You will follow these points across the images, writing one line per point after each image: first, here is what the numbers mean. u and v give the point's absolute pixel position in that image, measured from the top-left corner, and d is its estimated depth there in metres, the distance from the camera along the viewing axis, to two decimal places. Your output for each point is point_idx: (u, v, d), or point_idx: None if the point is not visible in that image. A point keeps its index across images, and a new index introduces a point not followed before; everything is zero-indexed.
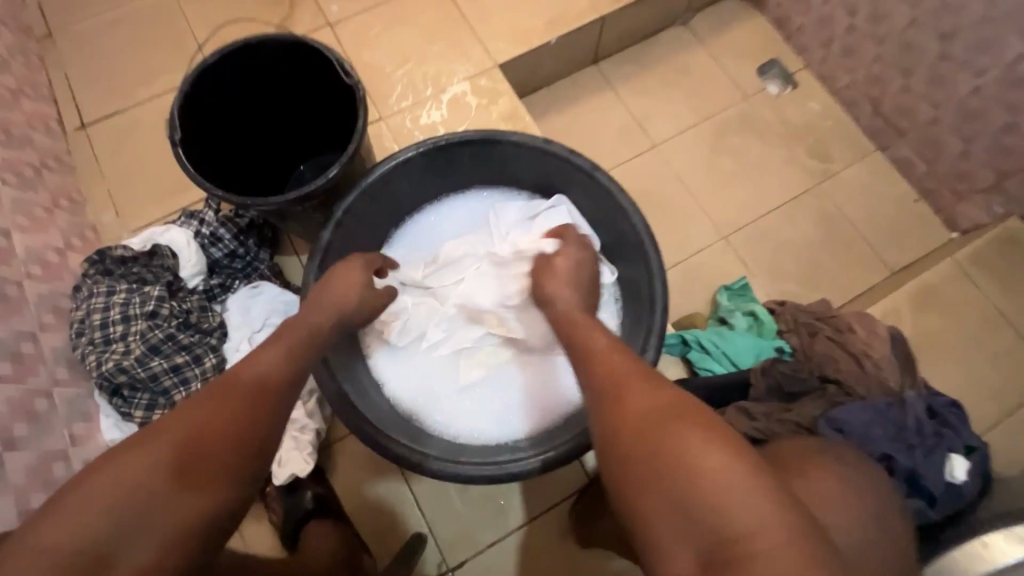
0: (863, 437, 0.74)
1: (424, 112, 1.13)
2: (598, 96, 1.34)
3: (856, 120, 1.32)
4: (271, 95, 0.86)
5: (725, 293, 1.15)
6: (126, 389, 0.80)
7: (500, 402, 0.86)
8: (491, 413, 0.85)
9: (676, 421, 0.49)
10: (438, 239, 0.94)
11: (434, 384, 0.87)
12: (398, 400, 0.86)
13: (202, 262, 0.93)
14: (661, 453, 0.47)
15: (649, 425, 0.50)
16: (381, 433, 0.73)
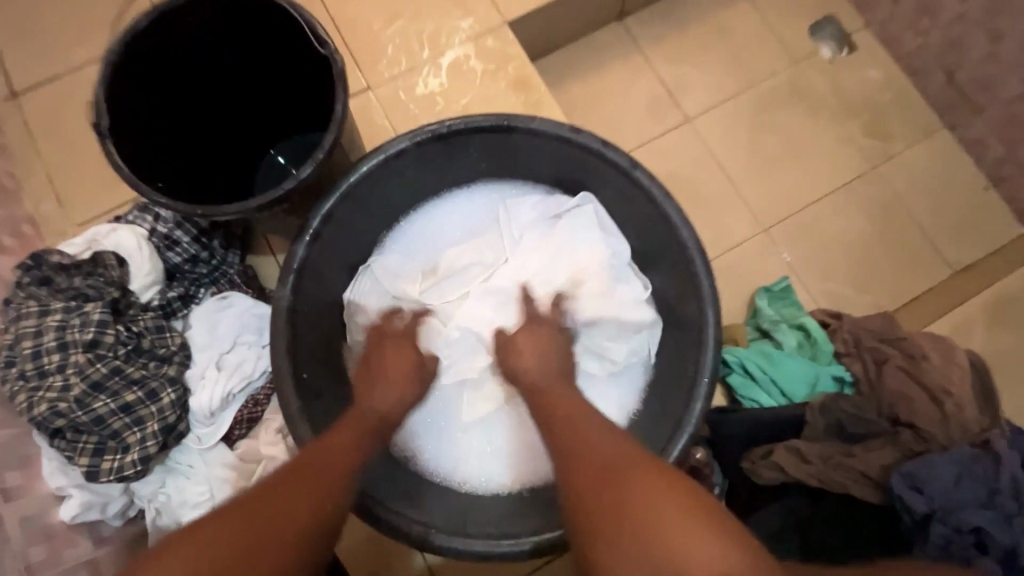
0: (948, 501, 0.62)
1: (420, 80, 0.94)
2: (623, 59, 1.15)
3: (922, 92, 1.14)
4: (226, 69, 0.69)
5: (765, 296, 1.00)
6: (67, 433, 0.68)
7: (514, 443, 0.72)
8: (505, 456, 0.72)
9: (642, 476, 0.46)
10: (435, 244, 0.77)
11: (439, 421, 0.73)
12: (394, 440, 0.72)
13: (158, 269, 0.77)
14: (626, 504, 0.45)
15: (618, 472, 0.48)
16: (374, 500, 0.62)
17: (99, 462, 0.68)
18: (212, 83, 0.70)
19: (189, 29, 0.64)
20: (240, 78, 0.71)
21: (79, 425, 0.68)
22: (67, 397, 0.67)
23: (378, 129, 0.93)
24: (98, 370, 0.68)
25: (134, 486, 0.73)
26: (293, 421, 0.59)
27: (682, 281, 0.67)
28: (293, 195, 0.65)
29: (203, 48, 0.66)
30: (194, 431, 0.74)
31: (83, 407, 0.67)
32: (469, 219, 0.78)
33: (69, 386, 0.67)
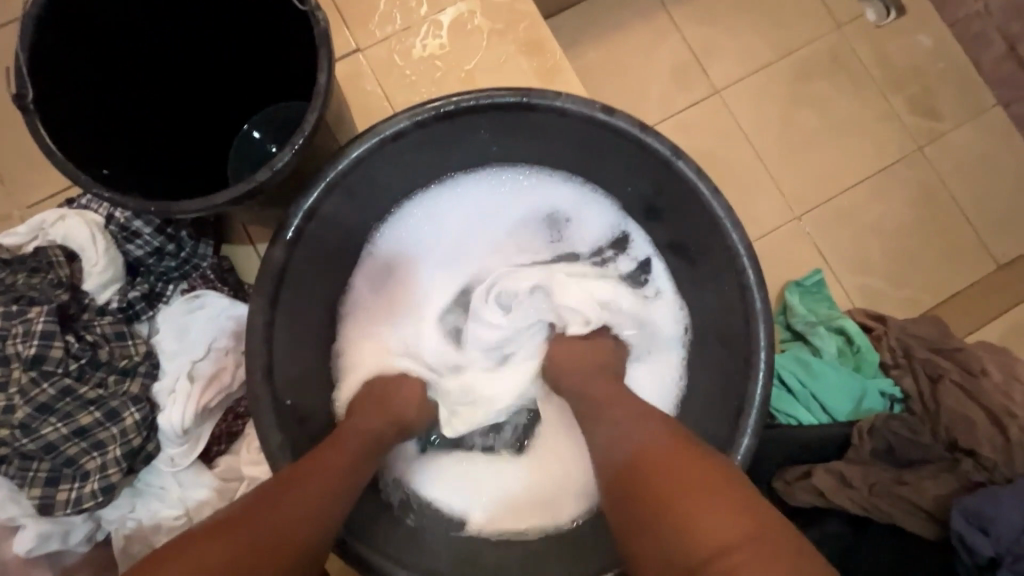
0: (1017, 544, 0.55)
1: (417, 41, 0.81)
2: (647, 19, 1.01)
3: (976, 63, 1.03)
4: (196, 50, 0.59)
5: (797, 291, 0.91)
6: (15, 459, 0.60)
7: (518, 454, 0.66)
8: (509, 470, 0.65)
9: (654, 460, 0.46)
10: (436, 242, 0.69)
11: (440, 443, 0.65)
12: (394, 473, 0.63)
13: (116, 266, 0.66)
14: (641, 484, 0.45)
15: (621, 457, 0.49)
16: (369, 547, 0.53)
17: (54, 492, 0.60)
18: (183, 71, 0.60)
19: (153, 13, 0.55)
20: (217, 65, 0.61)
21: (28, 452, 0.61)
22: (13, 420, 0.60)
23: (368, 98, 0.80)
24: (46, 392, 0.60)
25: (100, 511, 0.65)
26: (276, 458, 0.50)
27: (729, 292, 0.57)
28: (268, 188, 0.54)
29: (166, 25, 0.56)
30: (165, 452, 0.64)
31: (31, 432, 0.60)
32: (475, 214, 0.69)
33: (14, 409, 0.60)
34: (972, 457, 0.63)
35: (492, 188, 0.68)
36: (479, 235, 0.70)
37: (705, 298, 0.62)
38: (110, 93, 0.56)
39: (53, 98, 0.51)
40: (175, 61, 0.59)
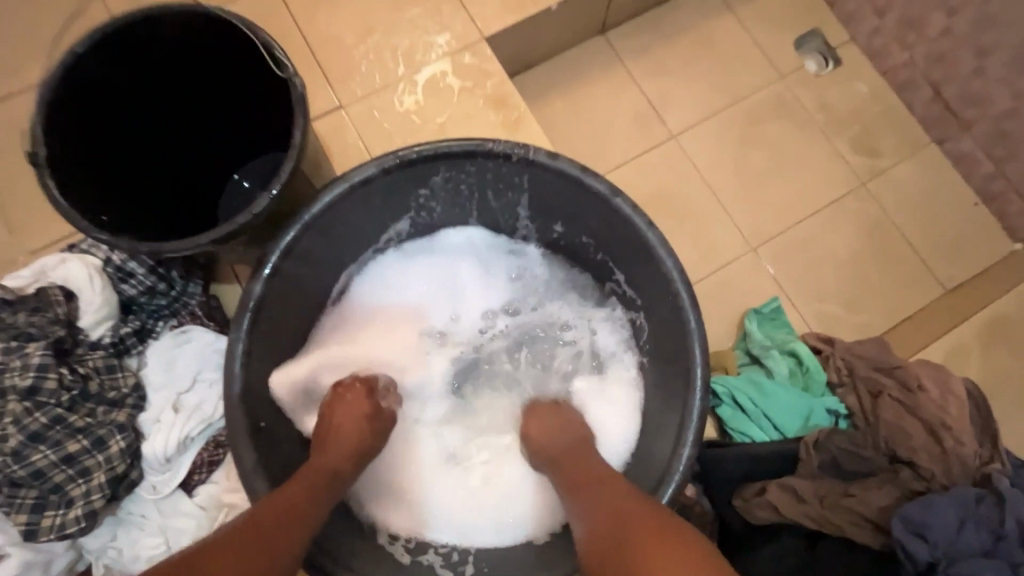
0: (951, 546, 0.59)
1: (396, 97, 0.90)
2: (607, 75, 1.11)
3: (910, 107, 1.12)
4: (209, 75, 0.65)
5: (755, 319, 0.97)
6: (4, 487, 0.64)
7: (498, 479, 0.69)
8: (491, 491, 0.68)
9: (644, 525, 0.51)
10: (432, 274, 0.74)
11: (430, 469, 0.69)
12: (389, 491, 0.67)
13: (110, 303, 0.72)
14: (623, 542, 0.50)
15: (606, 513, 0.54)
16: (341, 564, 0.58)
17: (40, 518, 0.63)
18: (206, 116, 0.68)
19: (179, 77, 0.64)
20: (224, 91, 0.66)
21: (17, 479, 0.64)
22: (4, 449, 0.63)
23: (349, 148, 0.89)
24: (37, 420, 0.63)
25: (82, 540, 0.68)
26: (247, 475, 0.55)
27: (669, 316, 0.63)
28: (249, 228, 0.60)
29: (188, 87, 0.65)
30: (148, 480, 0.68)
31: (21, 460, 0.63)
32: (461, 270, 0.75)
33: (6, 437, 0.63)
34: (910, 468, 0.67)
35: (495, 244, 0.75)
36: (470, 283, 0.75)
37: (650, 322, 0.67)
38: (126, 149, 0.65)
39: (64, 125, 0.58)
40: (197, 116, 0.68)
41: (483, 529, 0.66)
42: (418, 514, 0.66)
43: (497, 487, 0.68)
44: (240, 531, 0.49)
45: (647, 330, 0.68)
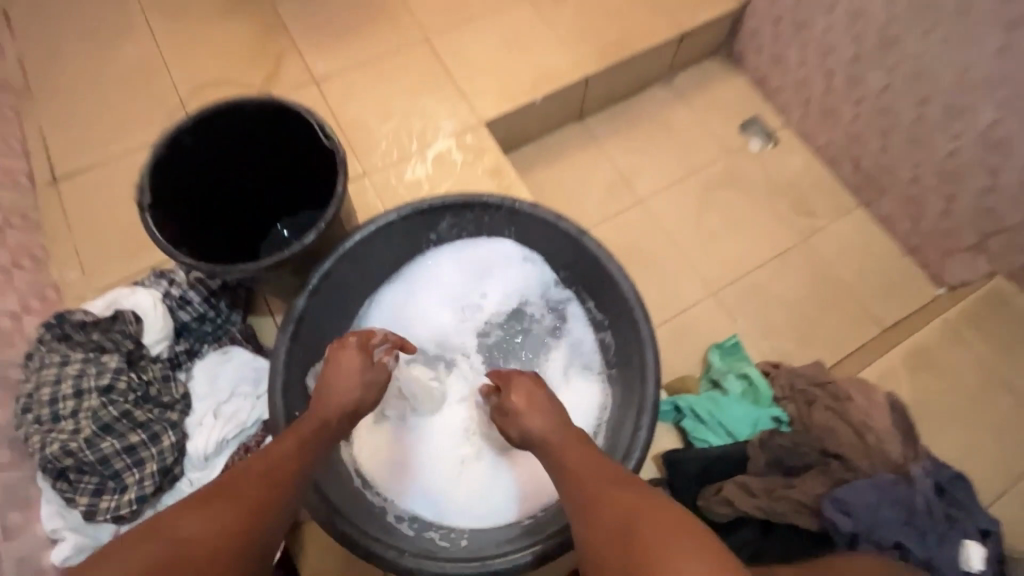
0: (871, 521, 0.71)
1: (409, 168, 1.15)
2: (584, 152, 1.34)
3: (839, 177, 1.33)
4: (272, 146, 0.84)
5: (717, 352, 1.12)
6: (71, 474, 0.74)
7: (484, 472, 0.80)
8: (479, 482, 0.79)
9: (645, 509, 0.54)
10: (444, 289, 0.89)
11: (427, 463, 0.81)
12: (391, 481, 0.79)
13: (169, 326, 0.87)
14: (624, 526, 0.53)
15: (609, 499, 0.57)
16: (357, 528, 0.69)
17: (98, 501, 0.74)
18: (266, 177, 0.87)
19: (249, 147, 0.83)
20: (281, 158, 0.85)
21: (84, 465, 0.74)
22: (78, 438, 0.74)
23: (371, 208, 1.13)
24: (109, 413, 0.75)
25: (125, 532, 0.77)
26: None
27: (628, 328, 0.78)
28: (297, 258, 0.78)
29: (255, 154, 0.84)
30: (187, 475, 0.79)
31: (91, 446, 0.74)
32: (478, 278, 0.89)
33: (80, 428, 0.74)
34: (840, 462, 0.78)
35: (511, 259, 0.88)
36: (486, 289, 0.89)
37: (613, 335, 0.83)
38: (202, 201, 0.83)
39: (162, 179, 0.76)
40: (259, 176, 0.86)
41: (471, 514, 0.78)
42: (417, 500, 0.78)
43: (484, 479, 0.80)
44: (225, 485, 0.56)
45: (612, 343, 0.83)
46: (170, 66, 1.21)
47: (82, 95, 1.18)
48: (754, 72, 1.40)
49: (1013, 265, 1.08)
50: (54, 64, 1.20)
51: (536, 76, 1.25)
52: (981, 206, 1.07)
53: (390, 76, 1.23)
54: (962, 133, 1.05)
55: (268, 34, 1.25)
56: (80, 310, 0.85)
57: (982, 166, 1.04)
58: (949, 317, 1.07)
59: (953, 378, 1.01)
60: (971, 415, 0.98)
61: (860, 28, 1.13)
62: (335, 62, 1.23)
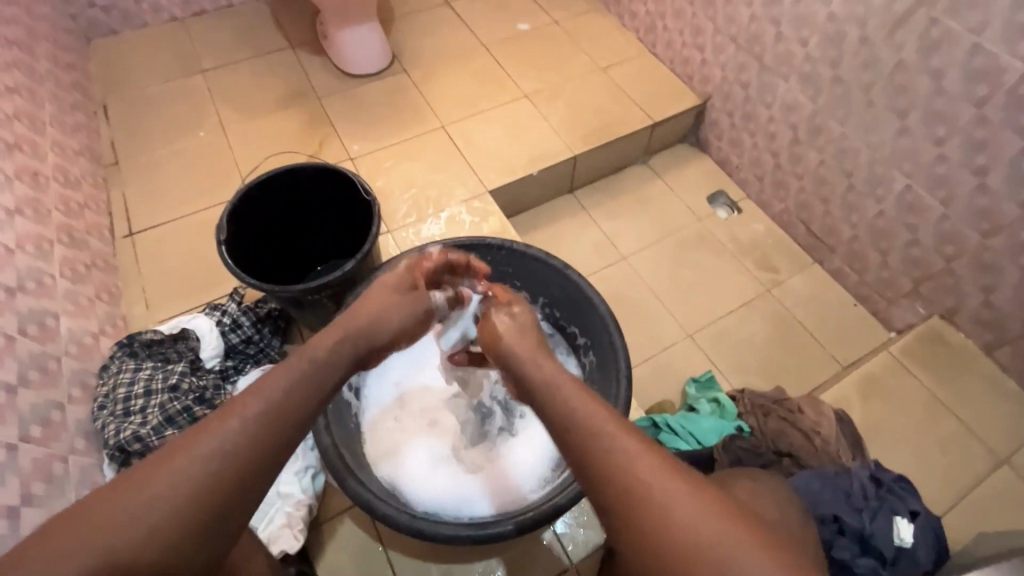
0: (814, 502, 0.80)
1: (426, 227, 1.39)
2: (575, 218, 1.57)
3: (794, 239, 1.53)
4: (321, 201, 1.06)
5: (693, 385, 1.27)
6: (136, 459, 0.87)
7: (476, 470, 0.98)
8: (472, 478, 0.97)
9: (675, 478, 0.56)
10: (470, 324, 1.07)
11: (430, 464, 0.98)
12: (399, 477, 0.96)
13: (220, 346, 1.05)
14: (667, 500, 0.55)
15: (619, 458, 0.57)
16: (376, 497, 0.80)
17: None
18: (312, 226, 1.08)
19: (303, 203, 1.05)
20: (328, 211, 1.07)
21: (148, 451, 0.87)
22: (146, 426, 0.88)
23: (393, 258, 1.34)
24: (174, 406, 0.91)
25: None
26: None
27: (606, 344, 0.95)
28: (336, 284, 0.97)
29: (306, 209, 1.06)
30: None
31: (157, 433, 0.88)
32: None
33: (149, 419, 0.89)
34: (791, 459, 0.94)
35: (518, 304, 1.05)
36: None
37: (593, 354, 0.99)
38: (261, 242, 1.04)
39: (236, 222, 0.97)
40: (308, 225, 1.08)
41: (467, 502, 0.94)
42: (423, 493, 0.95)
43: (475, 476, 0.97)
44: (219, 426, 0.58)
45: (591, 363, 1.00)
46: (233, 148, 1.48)
47: (159, 168, 1.44)
48: (716, 153, 1.66)
49: (944, 307, 1.24)
50: (139, 145, 1.48)
51: (532, 156, 1.51)
52: (909, 257, 1.26)
53: (414, 155, 1.50)
54: (883, 197, 1.25)
55: (315, 124, 1.54)
56: (149, 331, 1.03)
57: (904, 223, 1.23)
58: (893, 352, 1.21)
59: (900, 402, 1.15)
60: (917, 436, 1.11)
61: (793, 117, 1.38)
62: (368, 144, 1.51)
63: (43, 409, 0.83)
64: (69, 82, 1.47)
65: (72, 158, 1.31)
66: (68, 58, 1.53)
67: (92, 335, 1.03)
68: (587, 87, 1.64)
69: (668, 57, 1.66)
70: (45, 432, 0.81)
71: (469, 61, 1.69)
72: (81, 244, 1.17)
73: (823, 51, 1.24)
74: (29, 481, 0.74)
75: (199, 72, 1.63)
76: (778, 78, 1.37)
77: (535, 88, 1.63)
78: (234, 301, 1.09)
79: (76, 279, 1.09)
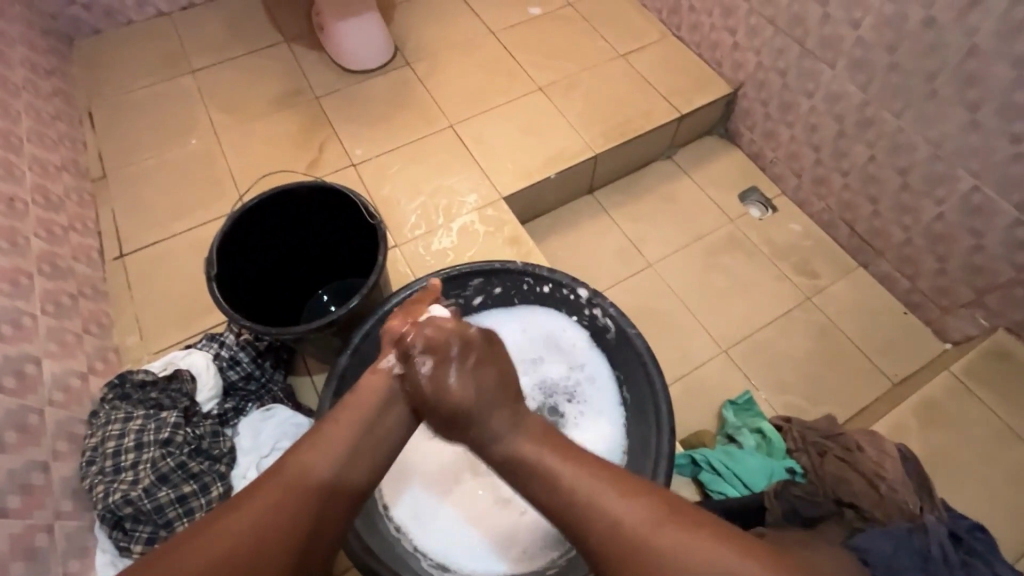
0: (889, 570, 0.71)
1: (436, 239, 1.28)
2: (595, 222, 1.45)
3: (837, 240, 1.40)
4: (321, 223, 0.95)
5: (730, 408, 1.17)
6: (129, 523, 0.82)
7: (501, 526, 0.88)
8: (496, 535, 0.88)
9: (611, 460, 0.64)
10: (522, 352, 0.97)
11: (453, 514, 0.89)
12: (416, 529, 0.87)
13: (218, 385, 0.96)
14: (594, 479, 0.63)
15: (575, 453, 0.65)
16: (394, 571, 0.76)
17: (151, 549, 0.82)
18: (312, 250, 0.98)
19: (299, 225, 0.95)
20: (328, 233, 0.97)
21: (140, 514, 0.83)
22: (137, 487, 0.83)
23: (402, 276, 1.24)
24: (167, 463, 0.85)
25: None
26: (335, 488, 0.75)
27: (642, 381, 0.86)
28: (340, 321, 0.88)
29: (305, 230, 0.96)
30: None
31: (149, 495, 0.83)
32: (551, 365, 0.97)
33: (141, 479, 0.84)
34: (855, 511, 0.85)
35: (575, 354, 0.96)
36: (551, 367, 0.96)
37: (631, 417, 0.89)
38: (256, 271, 0.94)
39: (225, 252, 0.87)
40: (308, 249, 0.98)
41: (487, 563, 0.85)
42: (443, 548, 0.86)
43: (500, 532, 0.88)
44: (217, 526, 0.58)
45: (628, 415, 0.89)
46: (226, 155, 1.38)
47: (147, 180, 1.34)
48: (748, 146, 1.52)
49: (1011, 320, 1.12)
50: (126, 154, 1.38)
51: (548, 157, 1.39)
52: (972, 264, 1.14)
53: (419, 159, 1.38)
54: (943, 199, 1.13)
55: (313, 126, 1.42)
56: (142, 369, 0.95)
57: (968, 228, 1.11)
58: (956, 372, 1.10)
59: (963, 430, 1.05)
60: (982, 468, 1.02)
61: (839, 109, 1.24)
62: (370, 147, 1.39)
63: (23, 474, 0.76)
64: (48, 89, 1.37)
65: (54, 175, 1.21)
66: (48, 62, 1.42)
67: (80, 376, 0.95)
68: (606, 76, 1.50)
69: (695, 41, 1.52)
70: (26, 501, 0.74)
71: (476, 50, 1.55)
72: (65, 272, 1.08)
73: (878, 34, 1.11)
74: (8, 563, 0.68)
75: (188, 72, 1.51)
76: (822, 65, 1.23)
77: (550, 80, 1.50)
78: (232, 332, 1.00)
79: (60, 313, 1.00)
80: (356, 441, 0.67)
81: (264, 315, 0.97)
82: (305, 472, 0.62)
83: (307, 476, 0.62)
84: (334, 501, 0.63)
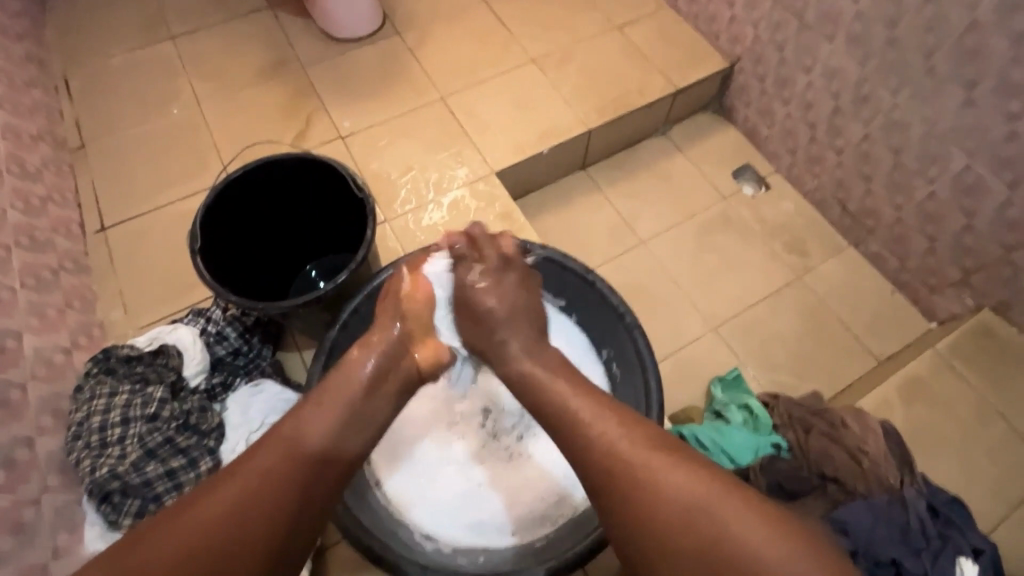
0: (868, 542, 0.77)
1: (426, 214, 1.26)
2: (589, 198, 1.44)
3: (828, 219, 1.40)
4: (309, 196, 0.94)
5: (719, 386, 1.19)
6: (116, 495, 0.83)
7: (484, 499, 0.89)
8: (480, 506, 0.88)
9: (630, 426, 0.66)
10: None
11: (439, 482, 0.90)
12: (403, 494, 0.88)
13: (205, 361, 0.95)
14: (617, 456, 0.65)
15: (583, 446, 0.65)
16: None
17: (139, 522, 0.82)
18: (300, 224, 0.97)
19: (285, 198, 0.93)
20: (316, 207, 0.95)
21: (128, 488, 0.83)
22: (125, 462, 0.84)
23: (393, 252, 1.22)
24: (154, 438, 0.85)
25: None
26: None
27: (632, 358, 0.88)
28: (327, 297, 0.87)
29: (292, 204, 0.94)
30: None
31: (138, 470, 0.83)
32: None
33: (128, 454, 0.84)
34: (837, 484, 0.87)
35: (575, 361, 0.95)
36: None
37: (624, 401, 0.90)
38: (241, 243, 0.93)
39: (210, 224, 0.86)
40: (296, 223, 0.97)
41: (469, 533, 0.86)
42: (427, 514, 0.87)
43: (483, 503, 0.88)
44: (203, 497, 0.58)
45: None
46: (210, 125, 1.34)
47: (127, 151, 1.30)
48: (743, 123, 1.50)
49: (997, 299, 1.13)
50: (105, 123, 1.33)
51: (542, 131, 1.36)
52: (962, 244, 1.14)
53: (409, 131, 1.35)
54: (936, 177, 1.12)
55: (299, 97, 1.38)
56: (126, 344, 0.93)
57: (958, 207, 1.11)
58: (941, 350, 1.12)
59: (944, 407, 1.07)
60: (962, 443, 1.04)
61: (835, 86, 1.23)
62: (358, 119, 1.36)
63: (7, 449, 0.75)
64: (21, 55, 1.31)
65: (30, 145, 1.17)
66: (19, 26, 1.36)
67: (63, 351, 0.94)
68: (601, 48, 1.47)
69: (692, 13, 1.48)
70: (11, 475, 0.74)
71: (467, 20, 1.51)
72: (45, 246, 1.06)
73: (877, 8, 1.08)
74: None
75: (168, 38, 1.45)
76: (821, 40, 1.21)
77: (543, 52, 1.46)
78: (218, 308, 0.99)
79: (41, 287, 0.98)
80: (339, 415, 0.67)
81: (252, 290, 0.96)
82: (299, 443, 0.63)
83: (299, 448, 0.62)
84: (329, 470, 0.64)
